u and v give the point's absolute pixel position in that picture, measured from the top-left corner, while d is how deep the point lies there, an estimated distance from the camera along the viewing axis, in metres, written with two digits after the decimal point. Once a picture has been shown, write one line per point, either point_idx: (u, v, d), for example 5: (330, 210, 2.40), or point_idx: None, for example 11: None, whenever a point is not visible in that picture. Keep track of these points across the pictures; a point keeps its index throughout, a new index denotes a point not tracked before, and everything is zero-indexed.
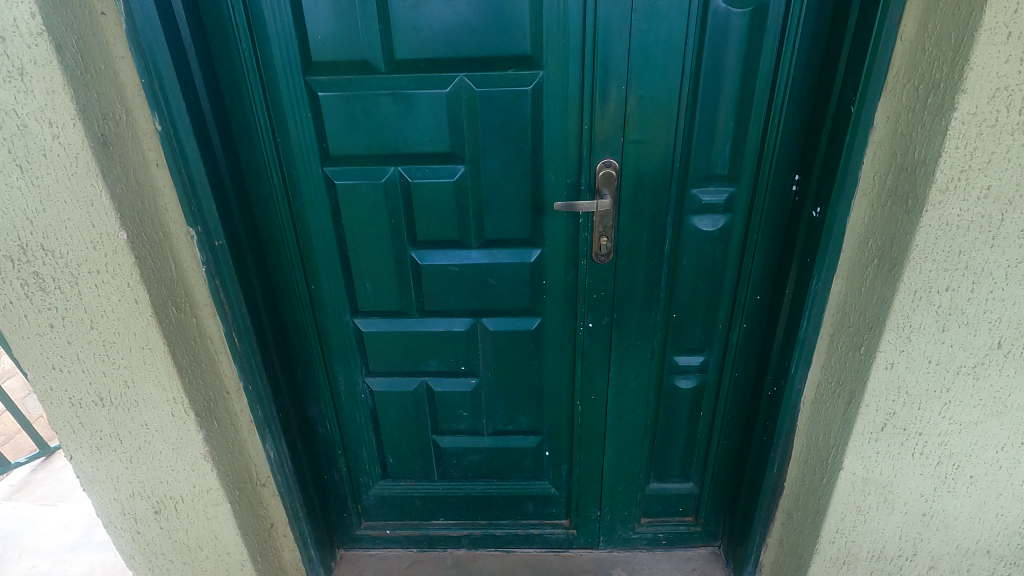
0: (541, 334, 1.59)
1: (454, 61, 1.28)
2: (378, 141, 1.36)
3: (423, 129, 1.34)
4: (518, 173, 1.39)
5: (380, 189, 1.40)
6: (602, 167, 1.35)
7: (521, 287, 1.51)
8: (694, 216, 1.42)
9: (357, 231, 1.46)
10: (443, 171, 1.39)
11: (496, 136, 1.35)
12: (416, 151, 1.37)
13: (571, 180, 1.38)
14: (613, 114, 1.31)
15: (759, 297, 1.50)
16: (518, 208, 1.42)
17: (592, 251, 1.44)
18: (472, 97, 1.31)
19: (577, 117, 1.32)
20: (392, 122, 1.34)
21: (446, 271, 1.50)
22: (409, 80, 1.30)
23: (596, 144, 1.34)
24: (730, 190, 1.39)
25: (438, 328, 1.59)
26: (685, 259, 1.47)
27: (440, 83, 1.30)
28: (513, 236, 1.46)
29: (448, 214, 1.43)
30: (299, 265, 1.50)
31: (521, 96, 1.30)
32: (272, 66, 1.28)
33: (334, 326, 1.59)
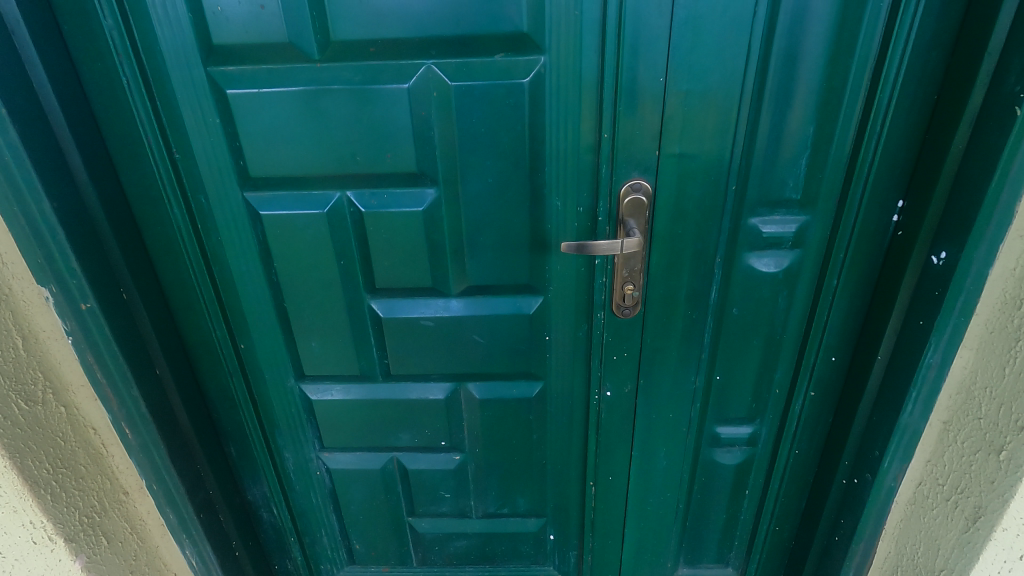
0: (544, 402, 1.22)
1: (419, 43, 0.89)
2: (314, 157, 0.97)
3: (377, 140, 0.95)
4: (510, 198, 1.00)
5: (323, 221, 1.03)
6: (627, 194, 0.97)
7: (518, 345, 1.14)
8: (752, 253, 1.04)
9: (295, 275, 1.09)
10: (409, 199, 1.01)
11: (480, 149, 0.96)
12: (368, 170, 0.98)
13: (584, 209, 1.00)
14: (645, 117, 0.92)
15: (835, 359, 1.12)
16: (511, 247, 1.04)
17: (611, 303, 1.06)
18: (444, 95, 0.92)
19: (594, 122, 0.93)
20: (332, 131, 0.95)
21: (419, 326, 1.13)
22: (352, 71, 0.91)
23: (620, 158, 0.95)
24: (802, 218, 1.00)
25: (411, 395, 1.22)
26: (736, 309, 1.09)
27: (399, 75, 0.91)
28: (506, 282, 1.08)
29: (418, 255, 1.05)
30: (221, 321, 1.12)
31: (515, 92, 0.92)
32: (156, 52, 0.89)
33: (275, 393, 1.23)
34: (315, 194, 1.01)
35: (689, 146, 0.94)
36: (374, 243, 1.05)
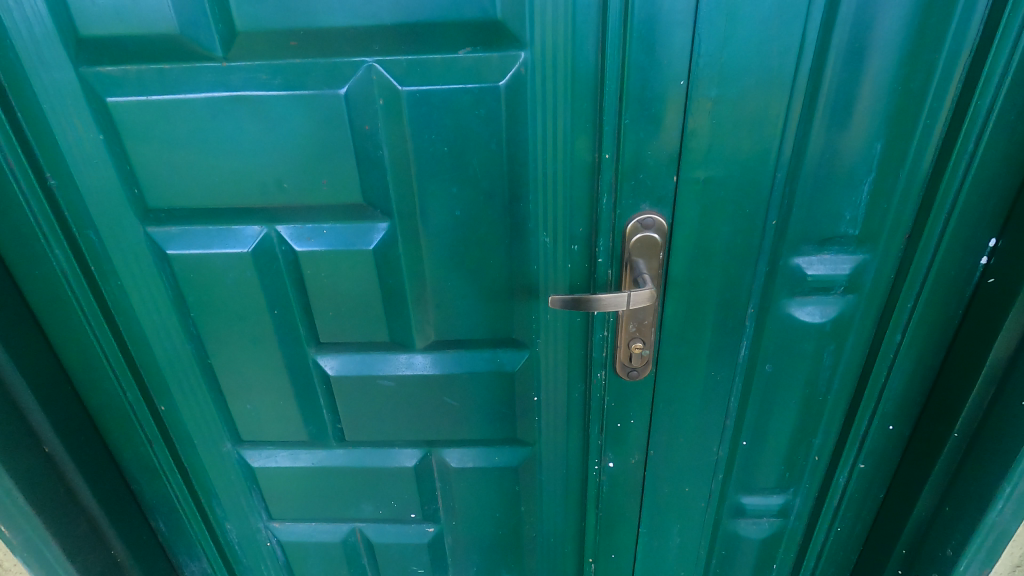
0: (532, 471, 1.00)
1: (357, 34, 0.66)
2: (229, 183, 0.75)
3: (308, 161, 0.73)
4: (483, 234, 0.78)
5: (247, 263, 0.81)
6: (637, 232, 0.74)
7: (499, 407, 0.93)
8: (794, 299, 0.82)
9: (219, 325, 0.87)
10: (355, 235, 0.78)
11: (443, 172, 0.74)
12: (300, 201, 0.76)
13: (579, 247, 0.78)
14: (659, 132, 0.69)
15: (892, 428, 0.90)
16: (487, 292, 0.83)
17: (614, 362, 0.85)
18: (393, 103, 0.69)
19: (591, 137, 0.70)
20: (249, 150, 0.72)
21: (376, 386, 0.92)
22: (269, 72, 0.68)
23: (625, 186, 0.72)
24: (861, 257, 0.78)
25: (371, 463, 1.01)
26: (768, 366, 0.88)
27: (332, 77, 0.68)
28: (482, 334, 0.86)
29: (371, 303, 0.84)
30: (133, 381, 0.91)
31: (486, 98, 0.69)
32: (6, 47, 0.67)
33: (210, 460, 1.02)
34: (237, 228, 0.79)
35: (717, 169, 0.70)
36: (314, 289, 0.83)
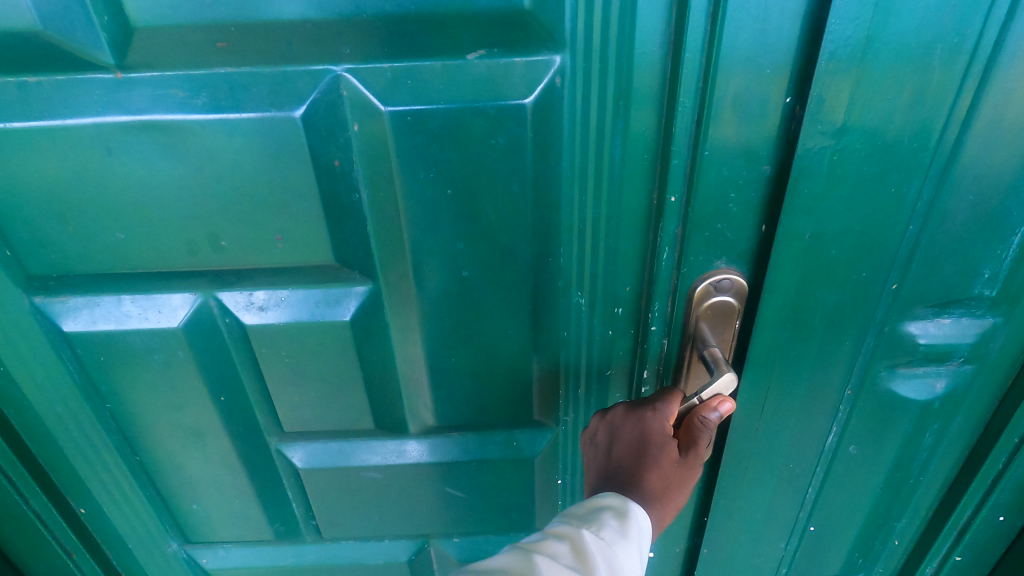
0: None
1: (314, 30, 0.45)
2: (144, 240, 0.53)
3: (256, 210, 0.52)
4: (495, 297, 0.58)
5: (178, 340, 0.60)
6: (711, 296, 0.55)
7: (513, 495, 0.74)
8: (896, 370, 0.62)
9: (148, 415, 0.66)
10: (324, 305, 0.58)
11: (445, 220, 0.53)
12: (248, 262, 0.55)
13: (624, 311, 0.59)
14: (751, 167, 0.49)
15: (1002, 518, 0.72)
16: (496, 366, 0.63)
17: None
18: (371, 128, 0.48)
19: (651, 173, 0.51)
20: (169, 196, 0.51)
21: (357, 477, 0.72)
22: (187, 87, 0.46)
23: (697, 238, 0.52)
24: (987, 322, 0.59)
25: (356, 558, 0.82)
26: (850, 447, 0.67)
27: (280, 93, 0.47)
28: (494, 415, 0.67)
29: (349, 383, 0.64)
30: (37, 486, 0.69)
31: (507, 122, 0.49)
32: None
33: (152, 563, 0.81)
34: (159, 298, 0.57)
35: (834, 221, 0.51)
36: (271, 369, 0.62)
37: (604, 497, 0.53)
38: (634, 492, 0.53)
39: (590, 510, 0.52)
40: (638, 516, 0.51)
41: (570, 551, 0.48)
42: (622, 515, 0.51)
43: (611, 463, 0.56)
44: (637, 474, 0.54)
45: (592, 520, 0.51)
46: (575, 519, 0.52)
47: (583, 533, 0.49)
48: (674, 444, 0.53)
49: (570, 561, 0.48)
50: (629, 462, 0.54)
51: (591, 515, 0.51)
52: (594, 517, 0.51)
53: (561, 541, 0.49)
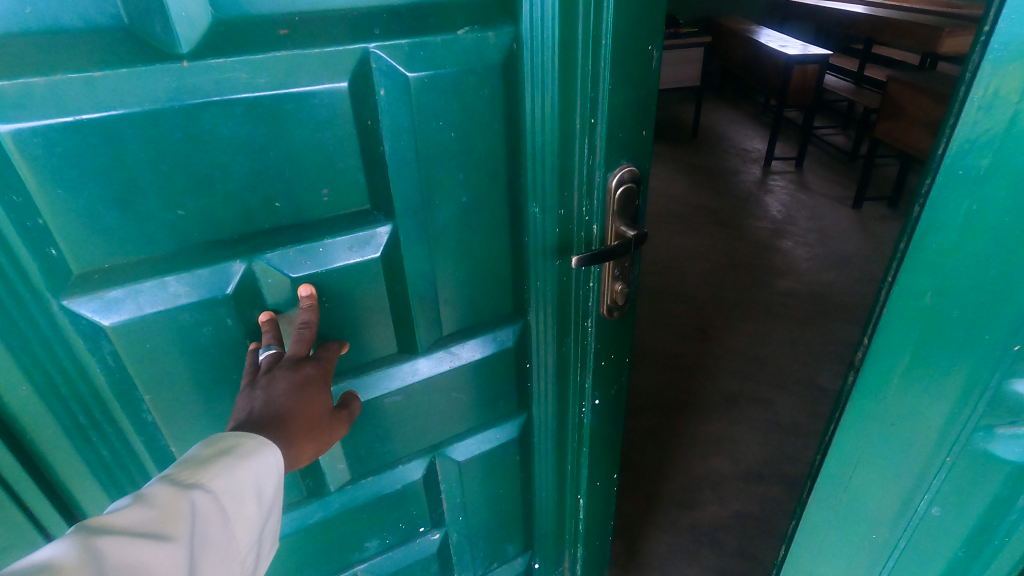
0: (529, 440, 0.90)
1: (355, 17, 0.52)
2: (207, 216, 0.54)
3: (305, 167, 0.56)
4: (479, 217, 0.68)
5: (227, 307, 0.58)
6: (619, 188, 0.66)
7: (507, 385, 0.83)
8: (994, 431, 0.49)
9: (178, 393, 0.60)
10: (353, 244, 0.61)
11: (450, 158, 0.63)
12: (305, 212, 0.58)
13: (563, 212, 0.68)
14: (644, 82, 0.61)
15: None
16: (480, 281, 0.72)
17: (601, 310, 0.74)
18: (399, 93, 0.56)
19: (585, 102, 0.61)
20: (229, 168, 0.53)
21: (380, 407, 0.74)
22: (250, 70, 0.50)
23: (611, 142, 0.64)
24: None
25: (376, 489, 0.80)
26: (933, 509, 0.55)
27: (330, 68, 0.53)
28: (485, 315, 0.75)
29: (370, 317, 0.67)
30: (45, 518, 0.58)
31: (485, 80, 0.60)
32: None
33: None
34: (203, 274, 0.55)
35: (959, 276, 0.45)
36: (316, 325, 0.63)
37: (189, 457, 0.47)
38: (273, 432, 0.52)
39: (203, 459, 0.47)
40: (245, 478, 0.48)
41: (169, 514, 0.43)
42: (241, 465, 0.48)
43: (270, 415, 0.52)
44: (284, 413, 0.53)
45: (206, 476, 0.46)
46: (183, 476, 0.46)
47: (193, 490, 0.45)
48: (326, 385, 0.57)
49: (162, 522, 0.42)
50: (270, 404, 0.53)
51: (206, 465, 0.47)
52: (165, 492, 0.44)
53: (166, 498, 0.44)
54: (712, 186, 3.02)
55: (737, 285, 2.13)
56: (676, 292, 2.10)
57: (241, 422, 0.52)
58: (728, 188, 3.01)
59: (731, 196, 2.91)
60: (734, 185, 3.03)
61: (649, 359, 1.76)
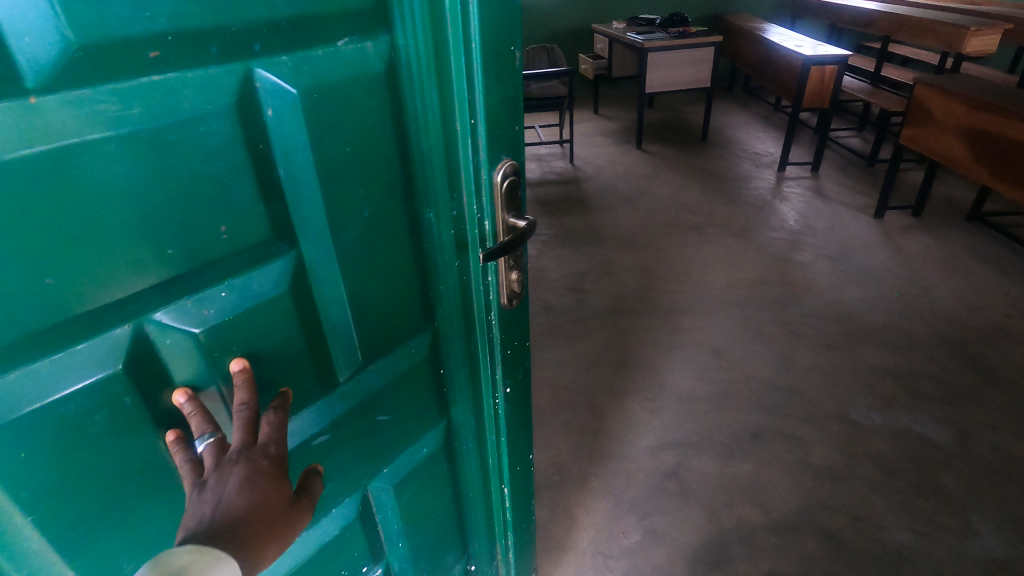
0: (452, 443, 0.77)
1: (234, 34, 0.38)
2: (86, 288, 0.37)
3: (194, 203, 0.40)
4: (382, 240, 0.55)
5: (123, 383, 0.40)
6: (506, 180, 0.57)
7: (424, 396, 0.69)
8: None
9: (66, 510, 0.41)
10: (260, 281, 0.46)
11: (347, 177, 0.50)
12: (210, 259, 0.43)
13: (457, 214, 0.58)
14: (507, 68, 0.55)
15: None
16: (391, 311, 0.60)
17: (502, 303, 0.65)
18: (289, 115, 0.43)
19: (464, 101, 0.52)
20: (104, 218, 0.37)
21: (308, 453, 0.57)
22: (118, 98, 0.35)
23: (491, 138, 0.56)
24: None
25: (315, 547, 0.63)
26: None
27: (211, 90, 0.38)
28: (396, 328, 0.61)
29: (286, 368, 0.51)
30: None
31: (372, 90, 0.49)
32: None
33: None
34: (81, 351, 0.37)
35: None
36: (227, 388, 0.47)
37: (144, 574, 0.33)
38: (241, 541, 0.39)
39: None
40: None
41: None
42: None
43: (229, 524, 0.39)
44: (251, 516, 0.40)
45: None
46: None
47: None
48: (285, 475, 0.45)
49: None
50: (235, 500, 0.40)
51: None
52: None
53: None
54: (724, 194, 2.89)
55: (759, 303, 2.00)
56: (691, 311, 1.97)
57: (193, 532, 0.38)
58: (740, 195, 2.87)
59: (745, 204, 2.77)
60: (746, 192, 2.89)
61: (668, 389, 1.63)
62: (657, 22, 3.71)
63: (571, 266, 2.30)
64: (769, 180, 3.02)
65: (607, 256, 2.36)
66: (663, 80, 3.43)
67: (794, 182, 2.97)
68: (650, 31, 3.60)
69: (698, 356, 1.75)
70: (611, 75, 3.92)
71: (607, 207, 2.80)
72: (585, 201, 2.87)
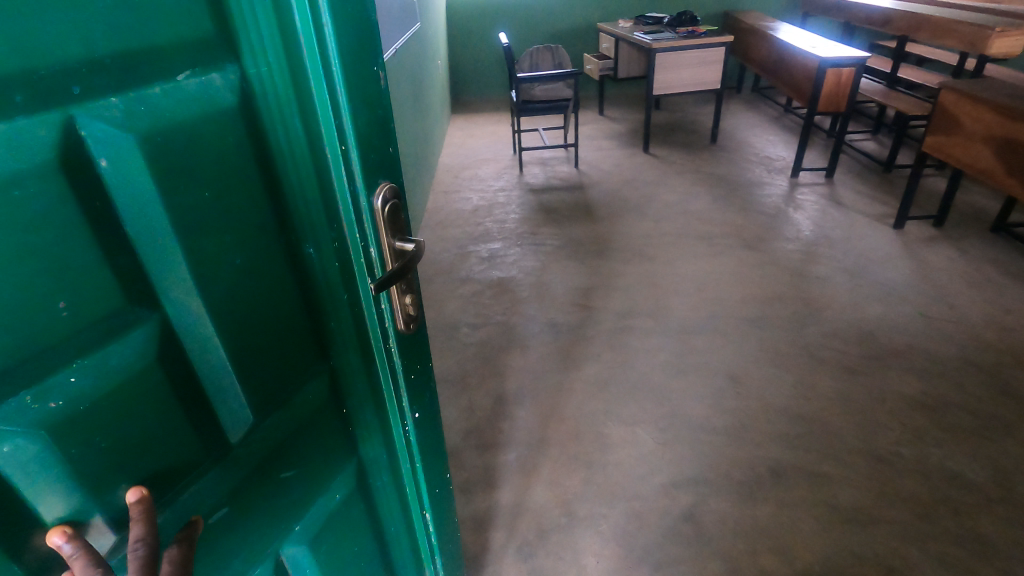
0: (366, 483, 0.67)
1: (43, 77, 0.30)
2: None
3: (15, 280, 0.31)
4: (263, 288, 0.47)
5: None
6: (385, 204, 0.53)
7: (331, 445, 0.60)
8: None
9: None
10: (119, 356, 0.37)
11: (207, 224, 0.41)
12: (47, 346, 0.33)
13: (338, 245, 0.51)
14: (368, 86, 0.50)
15: None
16: (284, 365, 0.51)
17: (398, 329, 0.59)
18: (132, 163, 0.35)
19: (330, 128, 0.47)
20: None
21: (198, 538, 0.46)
22: None
23: (365, 161, 0.51)
24: None
25: None
26: None
27: (16, 150, 0.29)
28: (290, 376, 0.52)
29: (165, 456, 0.42)
30: None
31: (228, 126, 0.41)
32: None
33: None
34: None
35: None
36: (92, 497, 0.37)
37: None
38: None
39: None
40: None
41: None
42: None
43: None
44: None
45: None
46: None
47: None
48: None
49: None
50: None
51: None
52: None
53: None
54: (736, 202, 2.78)
55: (775, 321, 1.90)
56: (702, 331, 1.88)
57: None
58: (752, 203, 2.76)
59: (757, 213, 2.66)
60: (757, 199, 2.78)
61: (680, 419, 1.54)
62: (664, 21, 3.59)
63: (576, 280, 2.20)
64: (781, 186, 2.91)
65: (613, 269, 2.26)
66: (671, 82, 3.31)
67: (807, 188, 2.86)
68: (658, 30, 3.48)
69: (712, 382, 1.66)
70: (617, 76, 3.80)
71: (614, 215, 2.70)
72: (592, 209, 2.77)
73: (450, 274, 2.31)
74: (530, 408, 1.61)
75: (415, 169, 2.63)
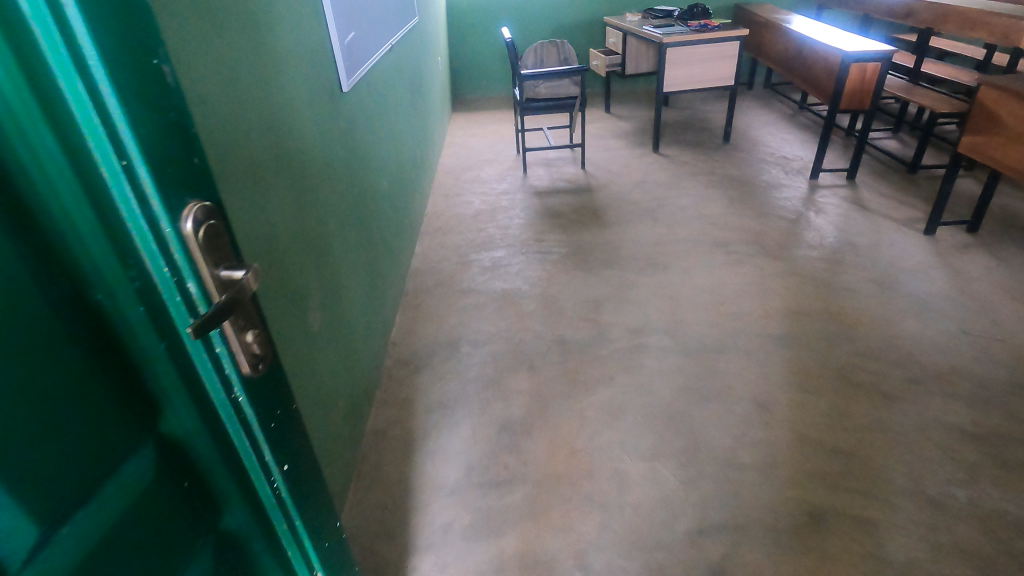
0: (234, 555, 0.56)
1: None
2: None
3: None
4: (38, 349, 0.37)
5: None
6: (200, 229, 0.44)
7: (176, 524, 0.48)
8: None
9: None
10: None
11: None
12: None
13: (142, 283, 0.41)
14: (155, 82, 0.39)
15: None
16: (93, 439, 0.41)
17: (241, 371, 0.50)
18: None
19: (104, 138, 0.37)
20: None
21: None
22: None
23: (166, 179, 0.41)
24: None
25: None
26: None
27: None
28: (97, 451, 0.41)
29: None
30: None
31: None
32: None
33: None
34: None
35: None
36: None
37: None
38: None
39: None
40: None
41: None
42: None
43: None
44: None
45: None
46: None
47: None
48: None
49: None
50: None
51: None
52: None
53: None
54: (753, 206, 2.62)
55: (802, 339, 1.76)
56: (723, 350, 1.73)
57: None
58: (769, 206, 2.61)
59: (775, 217, 2.51)
60: (774, 203, 2.63)
61: (704, 452, 1.39)
62: (674, 14, 3.43)
63: (586, 292, 2.05)
64: (799, 188, 2.76)
65: (626, 280, 2.11)
66: (682, 78, 3.15)
67: (827, 191, 2.71)
68: (668, 24, 3.32)
69: (737, 408, 1.52)
70: (625, 72, 3.64)
71: (625, 220, 2.55)
72: (600, 213, 2.62)
73: (451, 284, 2.16)
74: (537, 438, 1.47)
75: (413, 172, 2.48)
